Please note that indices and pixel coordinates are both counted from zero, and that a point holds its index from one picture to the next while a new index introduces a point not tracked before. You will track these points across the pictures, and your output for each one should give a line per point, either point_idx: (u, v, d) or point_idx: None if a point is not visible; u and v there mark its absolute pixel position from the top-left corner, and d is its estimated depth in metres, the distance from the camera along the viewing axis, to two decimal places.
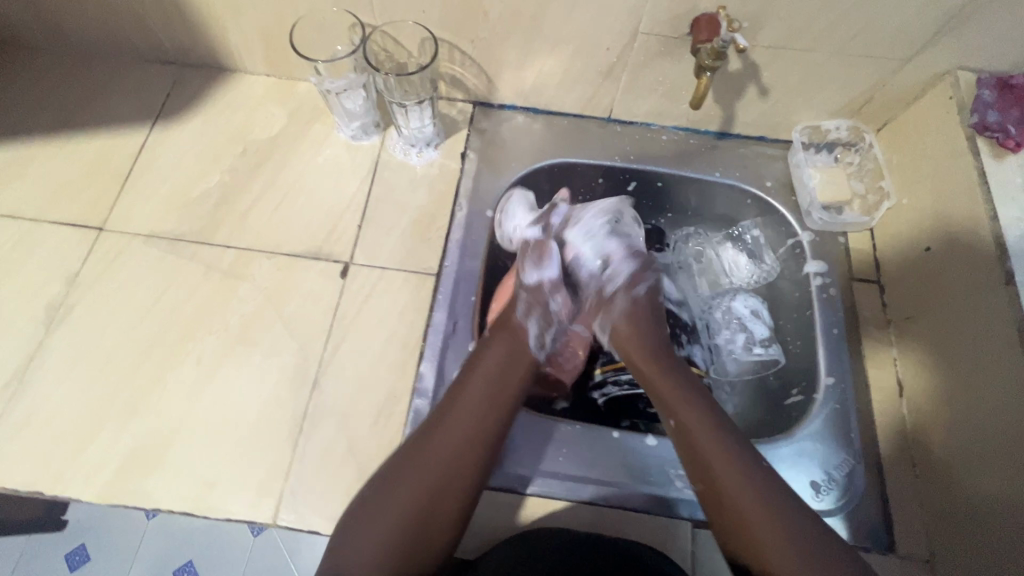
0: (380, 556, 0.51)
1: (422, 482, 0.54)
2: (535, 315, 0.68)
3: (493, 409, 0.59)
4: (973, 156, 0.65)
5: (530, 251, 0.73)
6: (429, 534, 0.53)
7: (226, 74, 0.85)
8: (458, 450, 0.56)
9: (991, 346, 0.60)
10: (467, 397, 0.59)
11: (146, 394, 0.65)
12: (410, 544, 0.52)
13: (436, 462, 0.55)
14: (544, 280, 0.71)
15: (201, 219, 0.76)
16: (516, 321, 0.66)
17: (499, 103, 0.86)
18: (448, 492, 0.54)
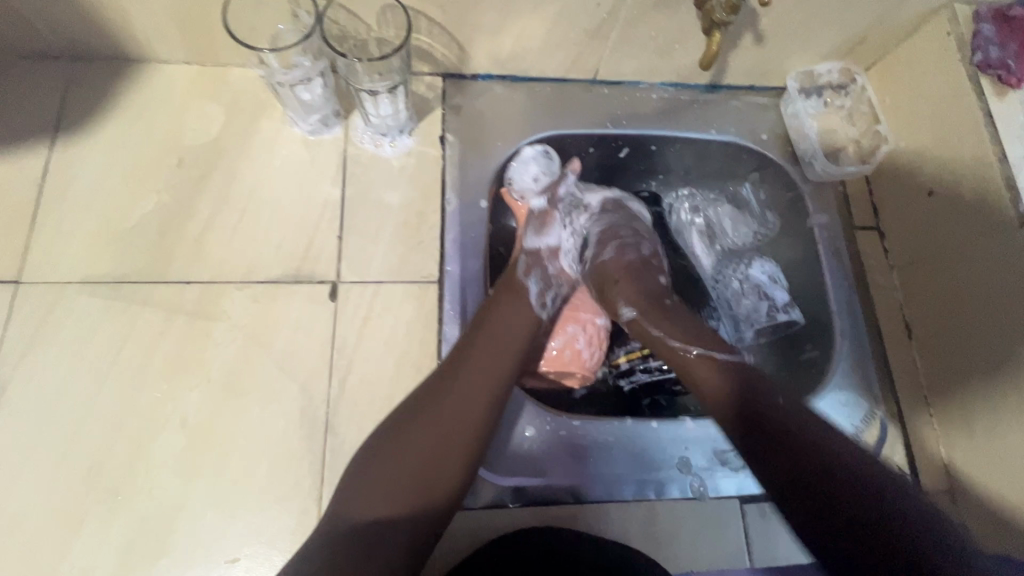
0: (390, 499, 0.49)
1: (433, 425, 0.53)
2: (535, 277, 0.67)
3: (503, 357, 0.59)
4: (977, 96, 0.64)
5: (534, 218, 0.72)
6: (438, 478, 0.51)
7: (136, 67, 0.70)
8: (468, 395, 0.55)
9: (1005, 288, 0.61)
10: (478, 347, 0.59)
11: (129, 473, 0.56)
12: (420, 488, 0.50)
13: (446, 405, 0.54)
14: (543, 245, 0.70)
15: (147, 252, 0.63)
16: (518, 281, 0.65)
17: (471, 73, 0.76)
18: (458, 436, 0.53)
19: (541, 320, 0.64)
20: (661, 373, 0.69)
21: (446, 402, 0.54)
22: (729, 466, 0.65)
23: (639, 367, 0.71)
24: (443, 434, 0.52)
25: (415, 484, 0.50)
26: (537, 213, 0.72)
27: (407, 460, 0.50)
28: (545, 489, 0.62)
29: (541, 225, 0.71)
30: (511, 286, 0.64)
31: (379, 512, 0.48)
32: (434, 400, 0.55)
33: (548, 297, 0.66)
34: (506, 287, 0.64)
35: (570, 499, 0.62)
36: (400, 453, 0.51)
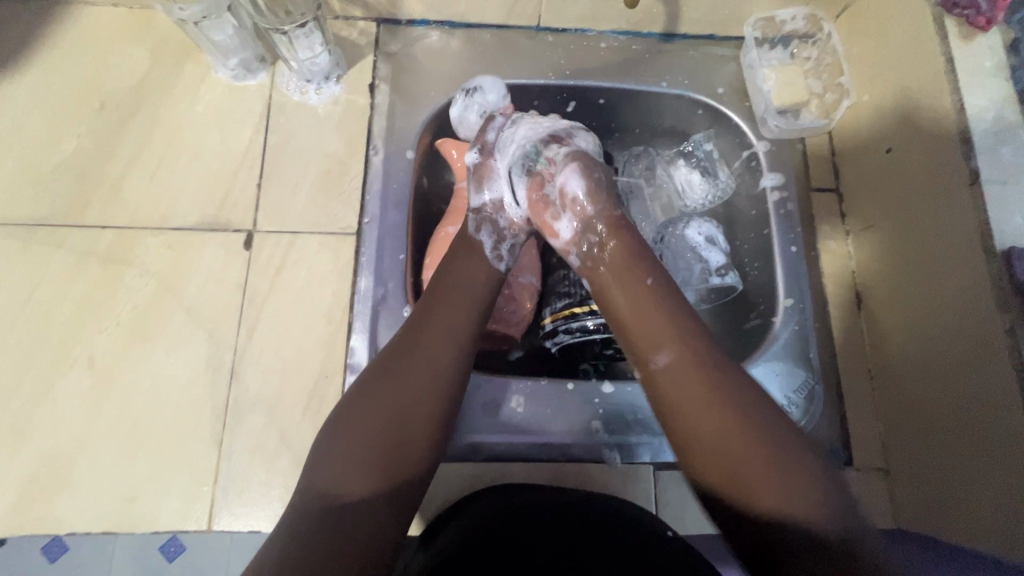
0: (366, 481, 0.42)
1: (411, 383, 0.46)
2: (486, 233, 0.56)
3: (481, 304, 0.52)
4: (940, 40, 0.57)
5: (473, 175, 0.61)
6: (422, 441, 0.45)
7: (62, 8, 0.68)
8: (444, 346, 0.48)
9: (950, 253, 0.56)
10: (450, 296, 0.51)
11: (36, 410, 0.57)
12: (404, 455, 0.44)
13: (420, 360, 0.47)
14: (487, 199, 0.59)
15: (64, 197, 0.63)
16: (471, 238, 0.56)
17: (407, 18, 0.72)
18: (438, 392, 0.46)
19: (502, 274, 0.55)
20: (584, 335, 0.65)
21: (420, 357, 0.47)
22: (646, 433, 0.62)
23: (562, 328, 0.66)
24: (422, 393, 0.46)
25: (395, 451, 0.43)
26: (473, 166, 0.61)
27: (385, 427, 0.44)
28: (447, 447, 0.61)
29: (479, 180, 0.59)
30: (470, 235, 0.58)
31: (365, 485, 0.42)
32: (406, 356, 0.47)
33: (505, 254, 0.56)
34: (460, 244, 0.56)
35: (473, 457, 0.61)
36: (377, 422, 0.44)
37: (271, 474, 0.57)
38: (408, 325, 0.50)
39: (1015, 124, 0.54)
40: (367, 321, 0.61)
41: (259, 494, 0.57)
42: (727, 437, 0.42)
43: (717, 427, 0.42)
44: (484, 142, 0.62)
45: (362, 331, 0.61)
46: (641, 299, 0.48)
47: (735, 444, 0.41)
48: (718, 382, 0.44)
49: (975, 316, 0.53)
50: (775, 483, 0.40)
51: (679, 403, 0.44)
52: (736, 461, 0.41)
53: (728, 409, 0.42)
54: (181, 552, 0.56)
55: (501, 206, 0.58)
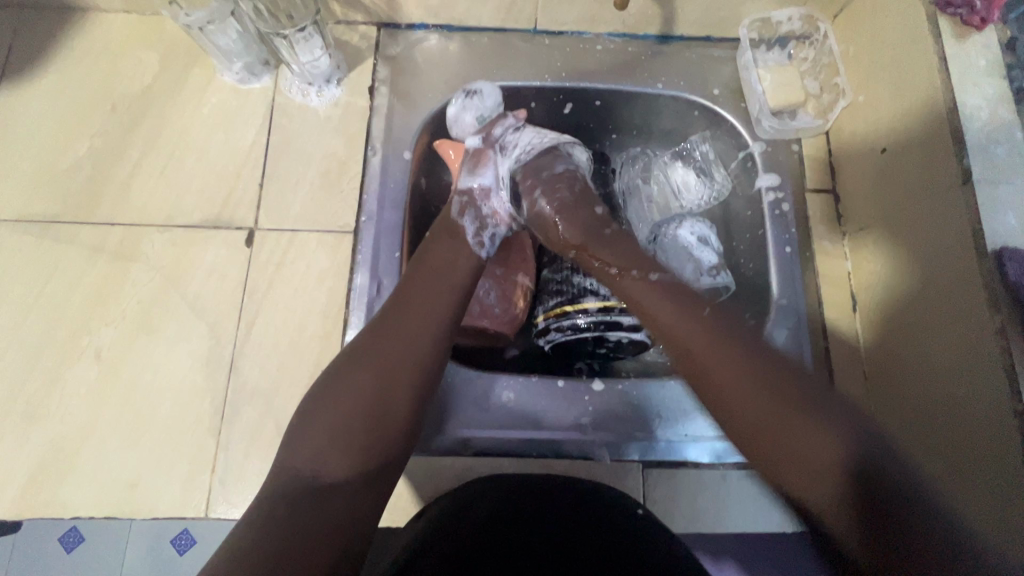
0: (341, 457, 0.44)
1: (374, 370, 0.47)
2: (469, 217, 0.62)
3: (448, 296, 0.53)
4: (934, 39, 0.57)
5: (467, 159, 0.67)
6: (386, 426, 0.46)
7: (79, 15, 0.72)
8: (410, 335, 0.49)
9: (945, 252, 0.55)
10: (417, 288, 0.52)
11: (46, 398, 0.60)
12: (371, 439, 0.45)
13: (385, 349, 0.48)
14: (477, 184, 0.65)
15: (76, 195, 0.66)
16: (452, 221, 0.61)
17: (407, 23, 0.74)
18: (403, 380, 0.47)
19: (481, 261, 0.59)
20: (575, 334, 0.65)
21: (385, 346, 0.48)
22: (636, 430, 0.62)
23: (554, 326, 0.67)
24: (393, 379, 0.47)
25: (358, 436, 0.45)
26: (472, 151, 0.67)
27: (348, 414, 0.45)
28: (437, 441, 0.62)
29: (474, 166, 0.66)
30: (449, 229, 0.60)
31: (328, 467, 0.43)
32: (373, 346, 0.48)
33: (485, 238, 0.61)
34: (442, 230, 0.60)
35: (463, 452, 0.62)
36: (342, 409, 0.45)
37: (266, 465, 0.59)
38: (376, 317, 0.51)
39: (1009, 123, 0.53)
40: (362, 316, 0.63)
41: (253, 484, 0.58)
42: (763, 419, 0.47)
43: (756, 410, 0.47)
44: (491, 134, 0.68)
45: (357, 326, 0.63)
46: (642, 290, 0.56)
47: (775, 422, 0.46)
48: (721, 355, 0.50)
49: (966, 318, 0.53)
50: (811, 448, 0.44)
51: (722, 395, 0.49)
52: (757, 423, 0.47)
53: (737, 379, 0.49)
54: (191, 544, 0.57)
55: (486, 194, 0.65)
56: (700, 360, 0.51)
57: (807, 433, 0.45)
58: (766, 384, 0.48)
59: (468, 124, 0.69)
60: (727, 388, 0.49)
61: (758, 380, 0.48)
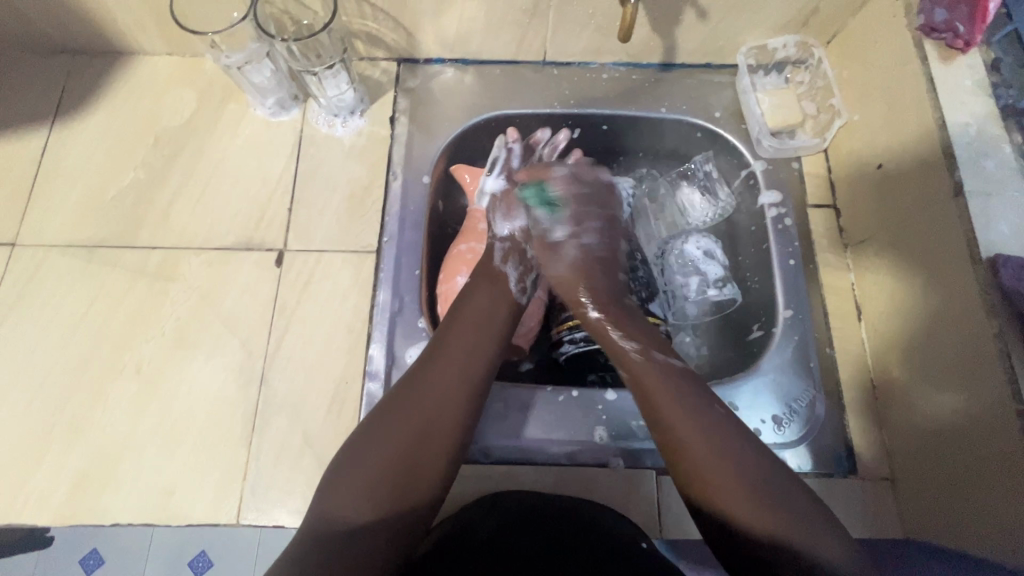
0: (371, 502, 0.47)
1: (412, 424, 0.51)
2: (513, 263, 0.66)
3: (481, 355, 0.57)
4: (921, 62, 0.61)
5: (500, 207, 0.70)
6: (419, 477, 0.49)
7: (126, 58, 0.78)
8: (444, 392, 0.53)
9: (943, 260, 0.58)
10: (452, 347, 0.57)
11: (90, 411, 0.63)
12: (401, 486, 0.48)
13: (424, 403, 0.52)
14: (516, 229, 0.69)
15: (121, 221, 0.71)
16: (497, 270, 0.65)
17: (425, 58, 0.79)
18: (438, 435, 0.51)
19: (519, 305, 0.64)
20: (587, 344, 0.68)
21: (423, 401, 0.52)
22: (649, 438, 0.64)
23: (566, 338, 0.70)
24: (424, 432, 0.51)
25: (393, 483, 0.48)
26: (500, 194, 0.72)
27: (385, 463, 0.48)
28: None
29: (507, 211, 0.70)
30: (486, 271, 0.65)
31: (361, 511, 0.46)
32: (411, 401, 0.52)
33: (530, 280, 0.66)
34: (482, 275, 0.64)
35: (481, 460, 0.64)
36: (380, 459, 0.48)
37: (293, 473, 0.62)
38: (411, 375, 0.55)
39: (998, 138, 0.56)
40: (384, 330, 0.66)
41: (282, 491, 0.61)
42: (718, 483, 0.47)
43: (707, 457, 0.48)
44: (511, 177, 0.74)
45: (380, 341, 0.66)
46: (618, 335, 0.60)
47: (733, 487, 0.46)
48: (682, 407, 0.52)
49: (965, 322, 0.55)
50: (751, 513, 0.45)
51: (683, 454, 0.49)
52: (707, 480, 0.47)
53: (691, 434, 0.50)
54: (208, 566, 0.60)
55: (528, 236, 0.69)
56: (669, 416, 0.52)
57: (763, 505, 0.45)
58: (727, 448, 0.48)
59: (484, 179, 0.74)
60: (682, 453, 0.49)
61: (723, 446, 0.48)
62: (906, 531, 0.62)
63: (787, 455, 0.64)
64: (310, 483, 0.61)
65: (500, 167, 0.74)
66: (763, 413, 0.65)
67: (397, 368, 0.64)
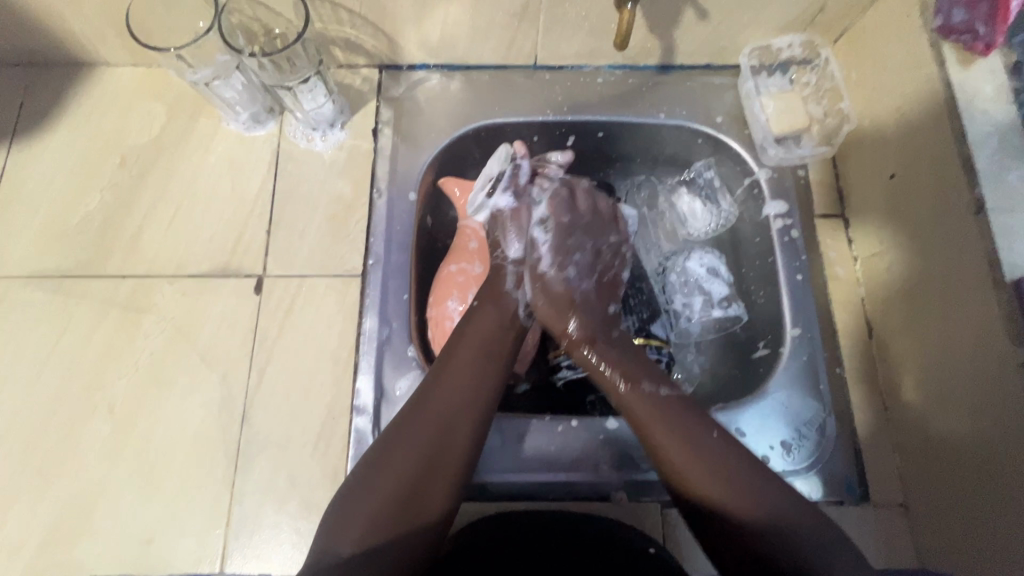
0: (378, 526, 0.43)
1: (419, 442, 0.47)
2: (529, 288, 0.61)
3: (493, 368, 0.53)
4: (938, 66, 0.57)
5: (507, 222, 0.63)
6: (427, 500, 0.45)
7: (88, 70, 0.73)
8: (454, 407, 0.49)
9: (962, 280, 0.54)
10: (462, 358, 0.53)
11: (60, 456, 0.60)
12: (409, 509, 0.44)
13: (432, 419, 0.48)
14: (528, 250, 0.62)
15: (87, 248, 0.67)
16: (507, 298, 0.59)
17: (408, 64, 0.74)
18: (449, 453, 0.47)
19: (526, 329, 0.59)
20: None
21: (430, 417, 0.49)
22: (653, 470, 0.61)
23: (565, 363, 0.66)
24: (435, 451, 0.47)
25: (399, 508, 0.44)
26: (509, 211, 0.64)
27: (391, 485, 0.45)
28: None
29: (519, 228, 0.63)
30: (490, 292, 0.60)
31: (365, 539, 0.42)
32: (418, 419, 0.48)
33: (569, 272, 0.61)
34: (488, 296, 0.59)
35: (478, 497, 0.61)
36: (386, 482, 0.45)
37: (279, 515, 0.59)
38: (422, 389, 0.51)
39: (1020, 149, 0.53)
40: (372, 361, 0.63)
41: (268, 535, 0.58)
42: (713, 488, 0.46)
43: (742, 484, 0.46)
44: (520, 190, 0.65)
45: (368, 371, 0.62)
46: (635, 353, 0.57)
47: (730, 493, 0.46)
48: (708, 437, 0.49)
49: (984, 347, 0.52)
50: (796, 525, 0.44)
51: (680, 467, 0.48)
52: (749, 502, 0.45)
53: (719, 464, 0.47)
54: None
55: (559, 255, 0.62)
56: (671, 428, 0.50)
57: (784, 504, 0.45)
58: (725, 459, 0.48)
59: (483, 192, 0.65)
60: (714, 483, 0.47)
61: (720, 456, 0.48)
62: (920, 559, 0.60)
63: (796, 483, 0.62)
64: (298, 525, 0.59)
65: (507, 180, 0.64)
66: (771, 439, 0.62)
67: (387, 403, 0.61)
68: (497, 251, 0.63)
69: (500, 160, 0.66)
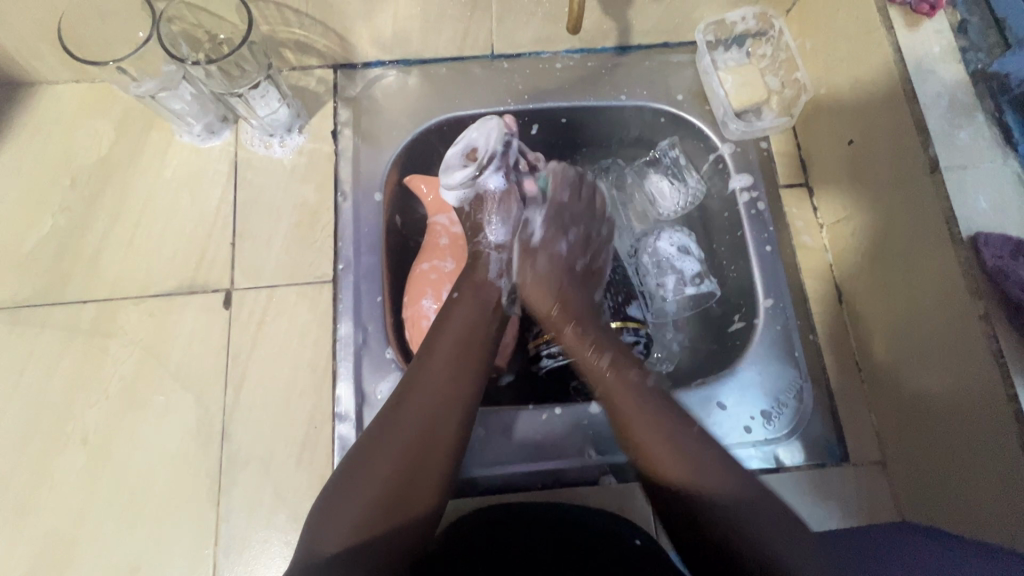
0: (367, 523, 0.43)
1: (404, 440, 0.46)
2: (506, 277, 0.62)
3: (474, 355, 0.53)
4: (887, 30, 0.58)
5: (494, 207, 0.65)
6: (415, 495, 0.45)
7: (29, 91, 0.70)
8: (440, 401, 0.49)
9: (924, 239, 0.55)
10: (439, 353, 0.52)
11: (36, 491, 0.58)
12: (397, 505, 0.44)
13: (417, 415, 0.48)
14: (513, 236, 0.65)
15: (43, 276, 0.64)
16: (491, 285, 0.60)
17: (363, 62, 0.72)
18: (435, 448, 0.47)
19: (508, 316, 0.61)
20: (567, 358, 0.64)
21: (413, 416, 0.48)
22: None
23: (544, 352, 0.65)
24: (420, 447, 0.47)
25: (385, 508, 0.44)
26: (498, 193, 0.65)
27: (377, 485, 0.44)
28: None
29: (505, 215, 0.65)
30: (470, 280, 0.59)
31: (349, 541, 0.42)
32: (400, 419, 0.48)
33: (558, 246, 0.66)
34: (470, 288, 0.58)
35: (468, 492, 0.61)
36: (373, 478, 0.44)
37: (269, 529, 0.58)
38: (403, 383, 0.51)
39: (969, 106, 0.53)
40: (350, 366, 0.62)
41: (258, 550, 0.58)
42: (701, 483, 0.47)
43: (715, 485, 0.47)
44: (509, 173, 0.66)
45: (347, 377, 0.62)
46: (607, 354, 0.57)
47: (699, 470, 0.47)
48: (669, 442, 0.50)
49: (948, 302, 0.53)
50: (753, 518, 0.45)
51: (644, 450, 0.50)
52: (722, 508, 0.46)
53: (680, 465, 0.48)
54: None
55: (517, 240, 0.65)
56: (631, 423, 0.52)
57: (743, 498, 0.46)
58: (680, 439, 0.50)
59: (465, 170, 0.65)
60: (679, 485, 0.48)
61: (676, 440, 0.50)
62: (901, 513, 0.62)
63: (779, 449, 0.63)
64: (287, 538, 0.58)
65: (500, 162, 0.65)
66: (750, 410, 0.63)
67: (368, 407, 0.60)
68: (478, 235, 0.64)
69: (491, 136, 0.64)
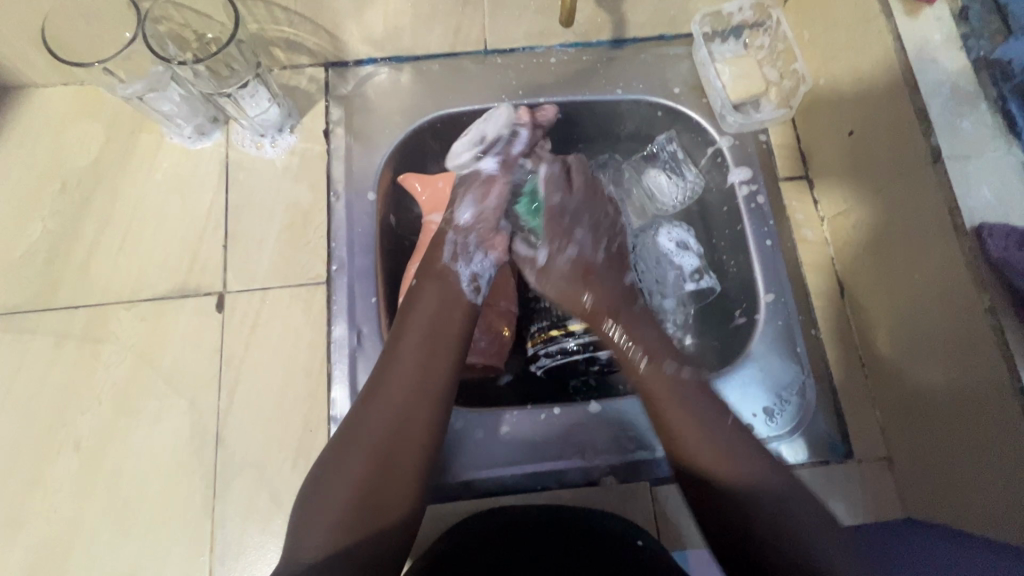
0: (341, 528, 0.42)
1: (371, 443, 0.46)
2: (463, 265, 0.59)
3: (440, 348, 0.52)
4: (887, 18, 0.57)
5: (476, 185, 0.64)
6: (389, 497, 0.44)
7: (17, 94, 0.69)
8: (406, 399, 0.48)
9: (927, 230, 0.54)
10: (407, 351, 0.51)
11: (28, 499, 0.58)
12: (371, 510, 0.44)
13: (383, 416, 0.47)
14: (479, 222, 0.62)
15: (32, 282, 0.64)
16: (442, 266, 0.58)
17: (354, 60, 0.71)
18: (404, 446, 0.46)
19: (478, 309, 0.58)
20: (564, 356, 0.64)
21: (382, 412, 0.47)
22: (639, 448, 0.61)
23: (542, 351, 0.66)
24: (388, 448, 0.46)
25: (359, 510, 0.43)
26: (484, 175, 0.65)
27: (350, 485, 0.44)
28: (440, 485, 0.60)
29: (480, 201, 0.63)
30: (430, 271, 0.58)
31: (330, 545, 0.42)
32: (368, 417, 0.47)
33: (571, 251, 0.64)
34: (432, 275, 0.58)
35: (467, 494, 0.61)
36: (343, 483, 0.44)
37: (265, 535, 0.57)
38: (370, 382, 0.50)
39: (972, 95, 0.52)
40: (345, 369, 0.61)
41: (254, 556, 0.57)
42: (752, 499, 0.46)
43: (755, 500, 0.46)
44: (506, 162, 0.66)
45: (342, 381, 0.60)
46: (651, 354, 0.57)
47: (700, 452, 0.50)
48: (721, 453, 0.49)
49: (952, 295, 0.52)
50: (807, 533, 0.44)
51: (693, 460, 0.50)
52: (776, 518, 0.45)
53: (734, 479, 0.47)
54: None
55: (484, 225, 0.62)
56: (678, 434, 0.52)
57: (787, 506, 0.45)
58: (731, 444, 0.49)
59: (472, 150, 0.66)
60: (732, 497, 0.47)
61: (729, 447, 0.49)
62: (906, 511, 0.61)
63: (783, 446, 0.62)
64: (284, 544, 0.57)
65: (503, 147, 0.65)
66: (754, 406, 0.62)
67: None
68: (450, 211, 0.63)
69: (499, 122, 0.65)
